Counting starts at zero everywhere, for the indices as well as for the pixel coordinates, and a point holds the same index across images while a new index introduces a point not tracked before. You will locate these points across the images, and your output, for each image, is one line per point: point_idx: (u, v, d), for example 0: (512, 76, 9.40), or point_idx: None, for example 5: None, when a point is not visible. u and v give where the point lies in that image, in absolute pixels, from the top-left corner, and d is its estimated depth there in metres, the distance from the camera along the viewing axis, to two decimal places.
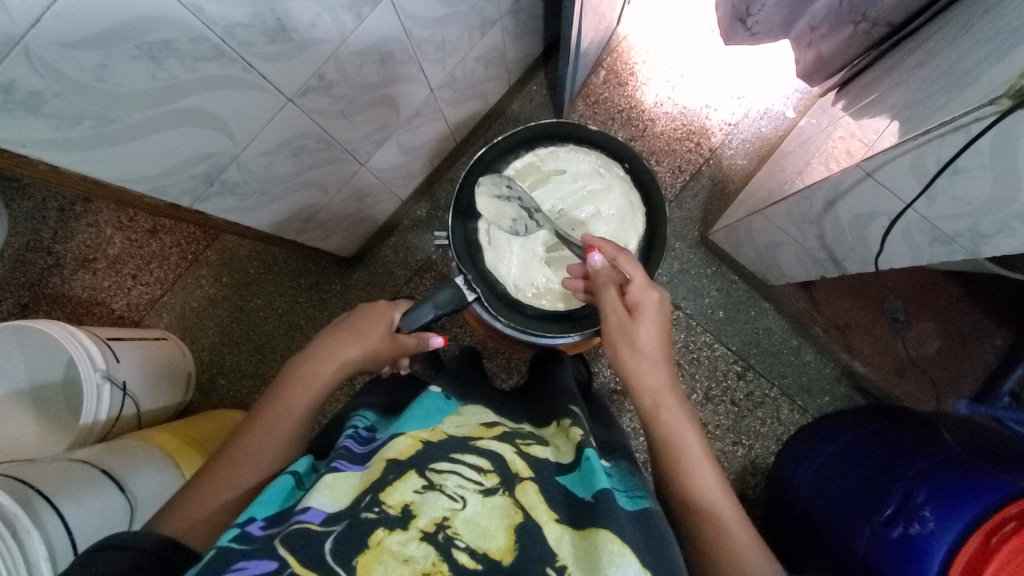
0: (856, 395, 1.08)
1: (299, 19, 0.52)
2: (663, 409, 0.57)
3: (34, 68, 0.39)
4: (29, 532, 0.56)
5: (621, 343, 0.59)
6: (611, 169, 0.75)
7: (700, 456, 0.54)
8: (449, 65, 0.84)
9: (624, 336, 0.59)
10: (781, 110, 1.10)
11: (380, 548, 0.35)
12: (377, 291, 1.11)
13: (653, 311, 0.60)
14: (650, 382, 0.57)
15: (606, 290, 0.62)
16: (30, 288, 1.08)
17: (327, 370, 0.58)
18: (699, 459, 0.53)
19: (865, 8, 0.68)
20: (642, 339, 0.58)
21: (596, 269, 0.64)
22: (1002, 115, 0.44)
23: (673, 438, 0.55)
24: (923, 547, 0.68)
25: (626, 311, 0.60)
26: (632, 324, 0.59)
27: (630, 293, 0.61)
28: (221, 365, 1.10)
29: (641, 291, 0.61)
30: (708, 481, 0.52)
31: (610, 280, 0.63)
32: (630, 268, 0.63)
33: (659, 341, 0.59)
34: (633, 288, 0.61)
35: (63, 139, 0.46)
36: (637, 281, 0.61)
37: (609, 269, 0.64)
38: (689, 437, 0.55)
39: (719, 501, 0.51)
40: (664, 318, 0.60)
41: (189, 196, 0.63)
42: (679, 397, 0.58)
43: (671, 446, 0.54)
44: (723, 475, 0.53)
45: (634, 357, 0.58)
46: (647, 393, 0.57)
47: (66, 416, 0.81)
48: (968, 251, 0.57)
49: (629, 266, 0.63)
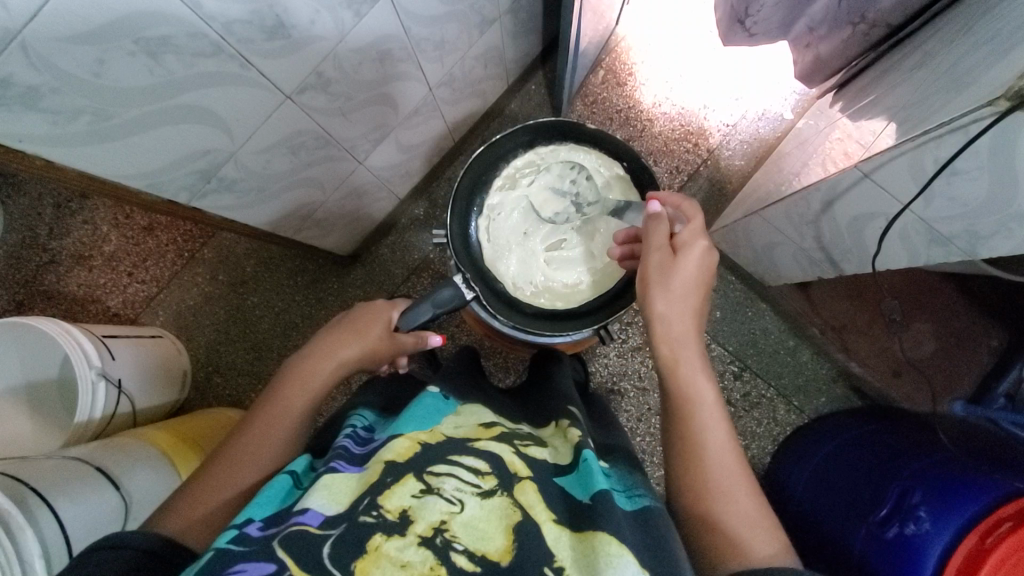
0: (852, 396, 1.06)
1: (298, 16, 0.52)
2: (682, 362, 0.55)
3: (31, 62, 0.39)
4: (23, 530, 0.55)
5: (657, 282, 0.57)
6: (611, 168, 0.74)
7: (714, 415, 0.52)
8: (448, 64, 0.84)
9: (659, 274, 0.57)
10: (779, 111, 1.11)
11: (378, 553, 0.35)
12: (374, 289, 1.11)
13: (702, 256, 0.57)
14: (677, 330, 0.56)
15: (657, 226, 0.60)
16: (25, 285, 1.08)
17: (326, 370, 0.58)
18: (714, 421, 0.52)
19: (864, 9, 0.69)
20: (679, 283, 0.56)
21: (652, 213, 0.62)
22: (1000, 117, 0.44)
23: (689, 390, 0.53)
24: (918, 547, 0.69)
25: (669, 250, 0.58)
26: (674, 263, 0.57)
27: (679, 235, 0.59)
28: (217, 363, 1.09)
29: (693, 235, 0.58)
30: (721, 443, 0.51)
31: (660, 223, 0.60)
32: (693, 212, 0.61)
33: (697, 288, 0.57)
34: (684, 232, 0.59)
35: (60, 134, 0.46)
36: (693, 224, 0.59)
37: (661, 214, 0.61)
38: (708, 395, 0.53)
39: (727, 462, 0.50)
40: (709, 268, 0.58)
41: (186, 192, 0.62)
42: (700, 352, 0.56)
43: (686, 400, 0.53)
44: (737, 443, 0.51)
45: (665, 298, 0.56)
46: (668, 341, 0.55)
47: (59, 414, 0.81)
48: (963, 253, 0.57)
49: (691, 211, 0.61)
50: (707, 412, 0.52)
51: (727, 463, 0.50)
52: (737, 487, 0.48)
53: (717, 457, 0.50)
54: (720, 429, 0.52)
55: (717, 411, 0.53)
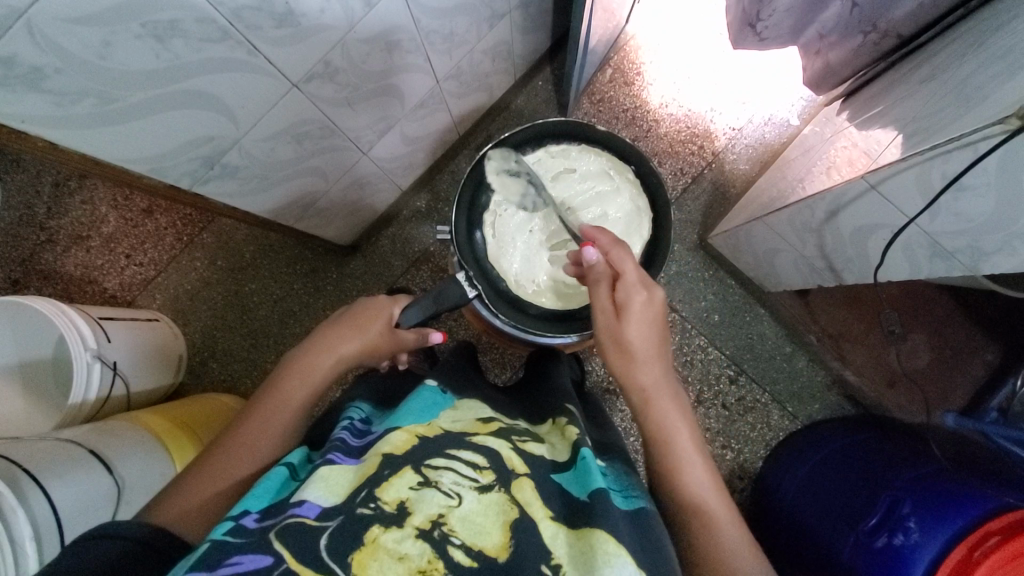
0: (845, 404, 1.06)
1: (308, 5, 0.51)
2: (654, 407, 0.55)
3: (36, 43, 0.38)
4: (15, 511, 0.56)
5: (611, 344, 0.57)
6: (620, 165, 0.74)
7: (691, 452, 0.53)
8: (456, 56, 0.83)
9: (613, 338, 0.57)
10: (786, 117, 1.11)
11: (375, 545, 0.35)
12: (373, 280, 1.11)
13: (642, 310, 0.57)
14: (642, 378, 0.56)
15: (596, 288, 0.59)
16: (22, 263, 1.07)
17: (325, 364, 0.58)
18: (688, 453, 0.52)
19: (876, 18, 0.68)
20: (631, 340, 0.56)
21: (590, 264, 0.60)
22: (1011, 135, 0.44)
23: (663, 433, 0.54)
24: (906, 557, 0.69)
25: (614, 310, 0.58)
26: (618, 324, 0.57)
27: (618, 292, 0.58)
28: (213, 349, 1.09)
29: (630, 289, 0.57)
30: (698, 476, 0.51)
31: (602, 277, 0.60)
32: (624, 260, 0.59)
33: (650, 338, 0.57)
34: (623, 284, 0.58)
35: (63, 116, 0.45)
36: (627, 277, 0.58)
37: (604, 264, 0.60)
38: (681, 432, 0.54)
39: (708, 495, 0.50)
40: (655, 317, 0.57)
41: (189, 178, 0.62)
42: (673, 392, 0.56)
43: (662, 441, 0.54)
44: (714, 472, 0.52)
45: (623, 357, 0.57)
46: (638, 391, 0.56)
47: (53, 395, 0.80)
48: (966, 268, 0.57)
49: (618, 259, 0.59)
50: (682, 451, 0.53)
51: (707, 493, 0.50)
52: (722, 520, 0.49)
53: (697, 491, 0.50)
54: (698, 461, 0.52)
55: (694, 447, 0.53)
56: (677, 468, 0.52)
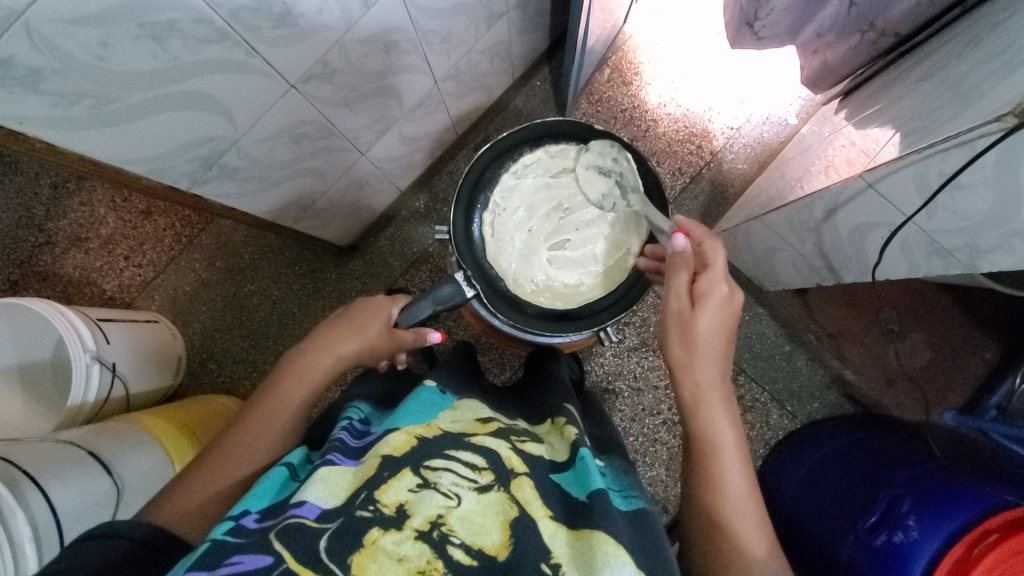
0: (845, 403, 1.04)
1: (306, 5, 0.51)
2: (707, 407, 0.54)
3: (34, 45, 0.38)
4: (14, 512, 0.56)
5: (678, 331, 0.56)
6: (621, 155, 0.72)
7: (736, 460, 0.52)
8: (454, 57, 0.83)
9: (681, 327, 0.56)
10: (784, 116, 1.11)
11: (375, 547, 0.35)
12: (372, 281, 1.11)
13: (720, 305, 0.55)
14: (700, 374, 0.55)
15: (676, 273, 0.58)
16: (20, 265, 1.07)
17: (323, 364, 0.58)
18: (733, 459, 0.52)
19: (874, 17, 0.68)
20: (702, 333, 0.55)
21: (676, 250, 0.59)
22: (1007, 133, 0.44)
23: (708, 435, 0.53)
24: (906, 555, 0.69)
25: (690, 298, 0.56)
26: (693, 314, 0.55)
27: (699, 281, 0.57)
28: (212, 350, 1.09)
29: (714, 281, 0.56)
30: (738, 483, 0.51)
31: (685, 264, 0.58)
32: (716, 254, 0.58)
33: (720, 335, 0.56)
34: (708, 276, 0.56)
35: (61, 117, 0.45)
36: (714, 268, 0.57)
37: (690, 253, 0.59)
38: (726, 436, 0.53)
39: (744, 507, 0.50)
40: (730, 315, 0.56)
41: (187, 178, 0.62)
42: (726, 394, 0.56)
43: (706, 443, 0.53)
44: (752, 482, 0.52)
45: (687, 348, 0.55)
46: (692, 386, 0.55)
47: (52, 396, 0.80)
48: (964, 266, 0.57)
49: (712, 251, 0.58)
50: (727, 455, 0.52)
51: (745, 505, 0.50)
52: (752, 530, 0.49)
53: (735, 497, 0.51)
54: (740, 468, 0.52)
55: (738, 453, 0.53)
56: (719, 473, 0.51)
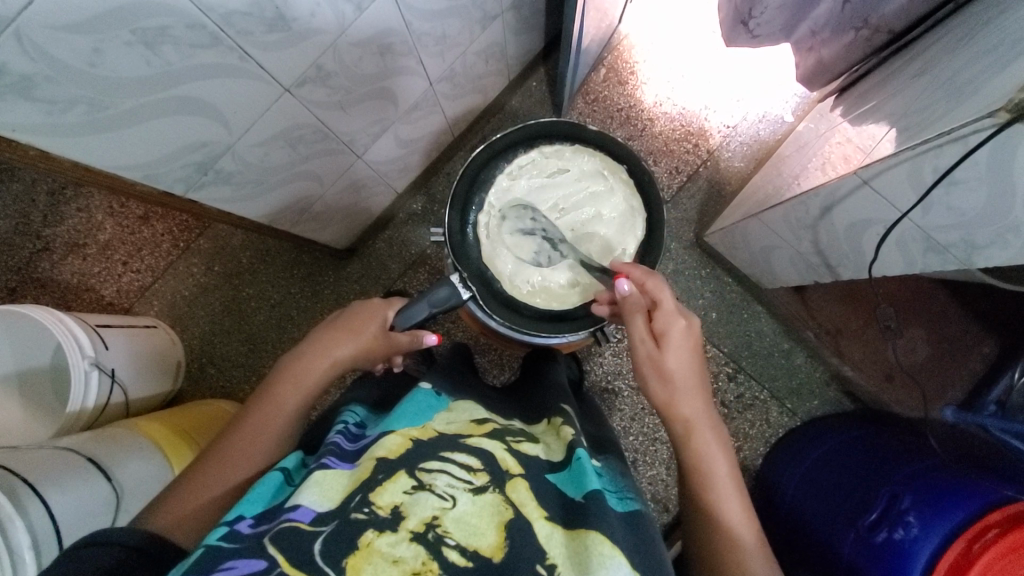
0: (844, 399, 1.06)
1: (299, 8, 0.51)
2: (697, 437, 0.55)
3: (24, 51, 0.38)
4: (12, 520, 0.56)
5: (651, 373, 0.57)
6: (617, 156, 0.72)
7: (728, 484, 0.53)
8: (449, 59, 0.83)
9: (654, 368, 0.57)
10: (780, 114, 1.11)
11: (370, 549, 0.35)
12: (371, 283, 1.11)
13: (683, 339, 0.57)
14: (684, 409, 0.56)
15: (635, 317, 0.59)
16: (18, 272, 1.07)
17: (319, 368, 0.58)
18: (727, 484, 0.53)
19: (868, 14, 0.69)
20: (673, 369, 0.56)
21: (623, 295, 0.60)
22: (1001, 128, 0.44)
23: (701, 466, 0.54)
24: (906, 551, 0.69)
25: (653, 339, 0.58)
26: (660, 353, 0.56)
27: (656, 321, 0.58)
28: (211, 354, 1.09)
29: (669, 317, 0.58)
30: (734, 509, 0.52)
31: (638, 307, 0.59)
32: (660, 290, 0.59)
33: (692, 367, 0.57)
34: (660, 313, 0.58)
35: (54, 124, 0.45)
36: (665, 305, 0.58)
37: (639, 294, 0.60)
38: (719, 463, 0.54)
39: (743, 529, 0.51)
40: (693, 345, 0.58)
41: (182, 184, 0.62)
42: (712, 423, 0.56)
43: (700, 474, 0.54)
44: (748, 505, 0.53)
45: (665, 387, 0.56)
46: (680, 420, 0.56)
47: (50, 403, 0.80)
48: (960, 262, 0.57)
49: (655, 288, 0.60)
50: (721, 482, 0.53)
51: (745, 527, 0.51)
52: (757, 555, 0.50)
53: (734, 524, 0.51)
54: (735, 496, 0.53)
55: (732, 478, 0.54)
56: (716, 500, 0.52)
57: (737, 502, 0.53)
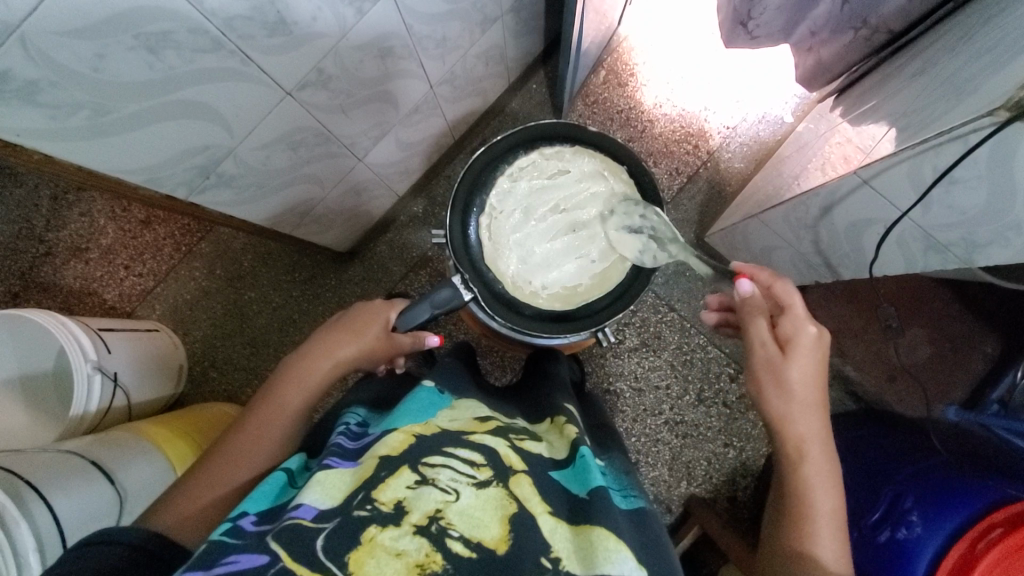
0: (846, 400, 1.01)
1: (300, 13, 0.51)
2: (808, 460, 0.54)
3: (29, 56, 0.39)
4: (17, 522, 0.56)
5: (769, 381, 0.55)
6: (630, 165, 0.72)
7: (830, 516, 0.52)
8: (449, 62, 0.84)
9: (775, 377, 0.55)
10: (779, 114, 1.11)
11: (373, 543, 0.35)
12: (372, 286, 1.11)
13: (810, 348, 0.55)
14: (802, 428, 0.54)
15: (755, 321, 0.57)
16: (21, 276, 1.07)
17: (322, 369, 0.58)
18: (827, 516, 0.52)
19: (866, 15, 0.69)
20: (795, 381, 0.54)
21: (744, 295, 0.58)
22: (1000, 127, 0.44)
23: (808, 491, 0.53)
24: (910, 552, 0.69)
25: (776, 346, 0.56)
26: (784, 362, 0.55)
27: (782, 326, 0.56)
28: (213, 358, 1.09)
29: (798, 323, 0.56)
30: (830, 547, 0.51)
31: (758, 311, 0.58)
32: (790, 293, 0.57)
33: (814, 381, 0.55)
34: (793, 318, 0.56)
35: (58, 129, 0.46)
36: (793, 311, 0.56)
37: (760, 298, 0.58)
38: (825, 494, 0.53)
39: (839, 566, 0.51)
40: (822, 357, 0.55)
41: (185, 187, 0.62)
42: (827, 449, 0.55)
43: (803, 499, 0.53)
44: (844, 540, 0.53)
45: (783, 399, 0.55)
46: (795, 439, 0.54)
47: (55, 407, 0.80)
48: (961, 260, 0.57)
49: (785, 293, 0.58)
50: (823, 514, 0.52)
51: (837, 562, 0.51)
52: None
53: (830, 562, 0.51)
54: (834, 533, 0.52)
55: (835, 511, 0.53)
56: (814, 530, 0.52)
57: (833, 535, 0.52)
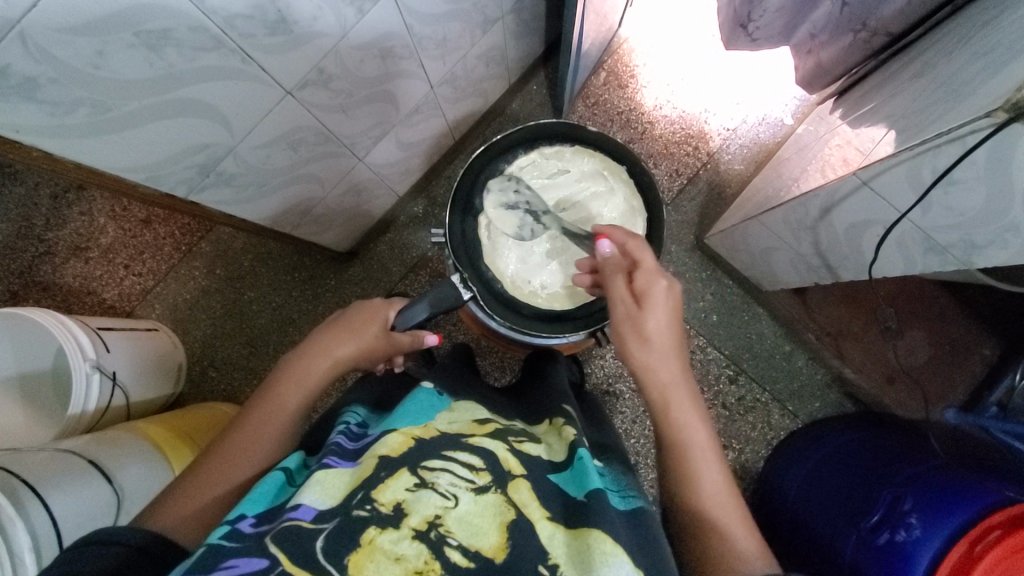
0: (845, 401, 1.06)
1: (301, 12, 0.51)
2: (671, 404, 0.54)
3: (29, 53, 0.39)
4: (13, 522, 0.56)
5: (630, 334, 0.56)
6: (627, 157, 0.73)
7: (706, 453, 0.52)
8: (449, 62, 0.84)
9: (634, 327, 0.56)
10: (779, 117, 1.11)
11: (372, 546, 0.35)
12: (372, 286, 1.11)
13: (662, 298, 0.56)
14: (661, 374, 0.55)
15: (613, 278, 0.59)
16: (21, 276, 1.07)
17: (321, 366, 0.58)
18: (704, 452, 0.52)
19: (866, 17, 0.69)
20: (652, 329, 0.55)
21: (604, 256, 0.61)
22: (998, 128, 0.44)
23: (681, 435, 0.52)
24: (908, 554, 0.69)
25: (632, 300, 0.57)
26: (639, 312, 0.56)
27: (636, 281, 0.58)
28: (213, 357, 1.09)
29: (650, 278, 0.57)
30: (712, 482, 0.50)
31: (617, 268, 0.59)
32: (642, 252, 0.59)
33: (671, 330, 0.56)
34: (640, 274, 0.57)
35: (59, 126, 0.46)
36: (644, 265, 0.58)
37: (618, 256, 0.60)
38: (699, 432, 0.53)
39: (722, 498, 0.49)
40: (675, 307, 0.57)
41: (185, 186, 0.62)
42: (689, 389, 0.55)
43: (678, 444, 0.52)
44: (727, 472, 0.52)
45: (643, 347, 0.55)
46: (657, 386, 0.55)
47: (53, 406, 0.80)
48: (960, 262, 0.57)
49: (636, 250, 0.60)
50: (698, 452, 0.52)
51: (720, 496, 0.49)
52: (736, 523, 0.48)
53: (710, 495, 0.50)
54: (715, 469, 0.51)
55: (710, 447, 0.52)
56: (693, 468, 0.51)
57: (715, 471, 0.51)
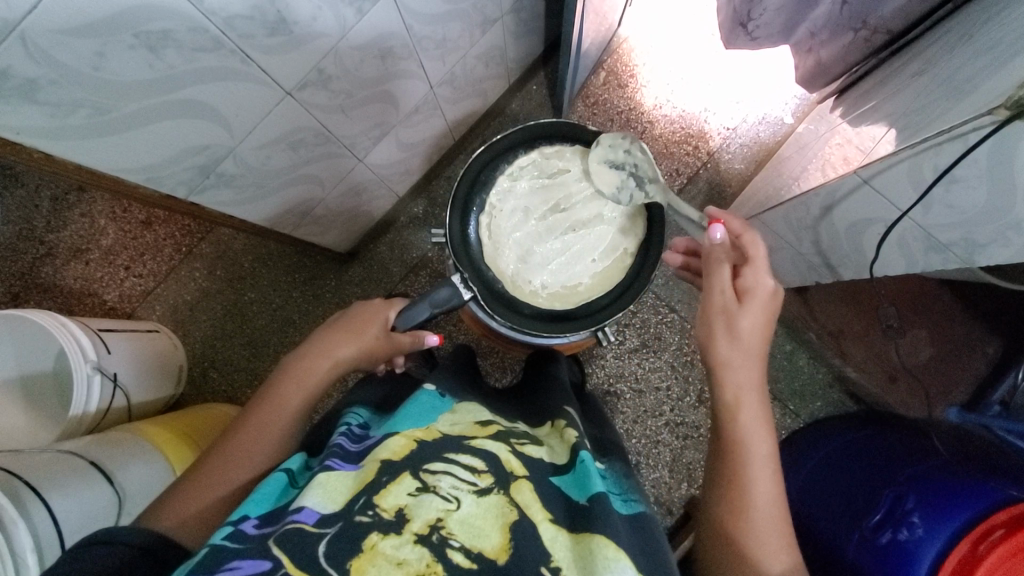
0: (847, 400, 1.05)
1: (300, 12, 0.51)
2: (743, 409, 0.53)
3: (29, 55, 0.39)
4: (15, 523, 0.55)
5: (720, 328, 0.54)
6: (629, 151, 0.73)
7: (765, 468, 0.51)
8: (449, 63, 0.84)
9: (726, 322, 0.54)
10: (779, 116, 1.11)
11: (374, 551, 0.35)
12: (373, 287, 1.11)
13: (765, 300, 0.54)
14: (741, 377, 0.53)
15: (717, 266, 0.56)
16: (22, 278, 1.07)
17: (322, 367, 0.58)
18: (762, 468, 0.51)
19: (866, 16, 0.69)
20: (745, 329, 0.53)
21: (713, 241, 0.56)
22: (999, 125, 0.44)
23: (744, 443, 0.51)
24: (911, 552, 0.69)
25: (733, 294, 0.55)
26: (737, 309, 0.54)
27: (744, 277, 0.56)
28: (213, 358, 1.09)
29: (757, 277, 0.55)
30: (764, 500, 0.50)
31: (723, 258, 0.56)
32: (755, 247, 0.56)
33: (761, 333, 0.54)
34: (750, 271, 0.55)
35: (58, 128, 0.46)
36: (756, 264, 0.56)
37: (727, 245, 0.57)
38: (762, 447, 0.51)
39: (769, 519, 0.49)
40: (772, 311, 0.55)
41: (184, 187, 0.62)
42: (763, 400, 0.53)
43: (739, 451, 0.51)
44: (782, 492, 0.51)
45: (730, 345, 0.54)
46: (732, 388, 0.53)
47: (55, 407, 0.80)
48: (961, 260, 0.57)
49: (751, 244, 0.57)
50: (757, 467, 0.51)
51: (767, 511, 0.49)
52: (775, 548, 0.48)
53: (760, 514, 0.49)
54: (770, 486, 0.50)
55: (771, 464, 0.51)
56: (749, 480, 0.50)
57: (769, 489, 0.50)
